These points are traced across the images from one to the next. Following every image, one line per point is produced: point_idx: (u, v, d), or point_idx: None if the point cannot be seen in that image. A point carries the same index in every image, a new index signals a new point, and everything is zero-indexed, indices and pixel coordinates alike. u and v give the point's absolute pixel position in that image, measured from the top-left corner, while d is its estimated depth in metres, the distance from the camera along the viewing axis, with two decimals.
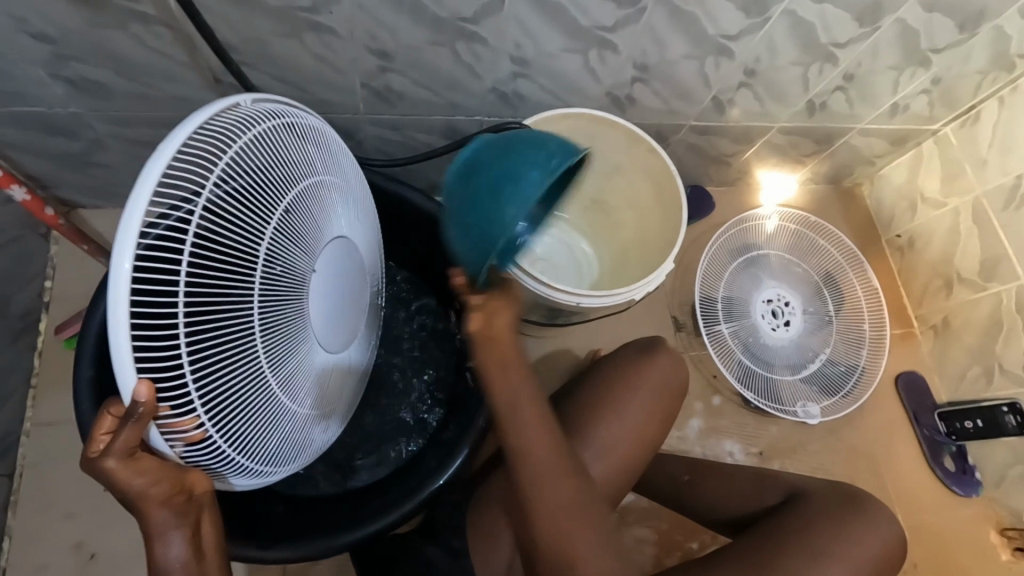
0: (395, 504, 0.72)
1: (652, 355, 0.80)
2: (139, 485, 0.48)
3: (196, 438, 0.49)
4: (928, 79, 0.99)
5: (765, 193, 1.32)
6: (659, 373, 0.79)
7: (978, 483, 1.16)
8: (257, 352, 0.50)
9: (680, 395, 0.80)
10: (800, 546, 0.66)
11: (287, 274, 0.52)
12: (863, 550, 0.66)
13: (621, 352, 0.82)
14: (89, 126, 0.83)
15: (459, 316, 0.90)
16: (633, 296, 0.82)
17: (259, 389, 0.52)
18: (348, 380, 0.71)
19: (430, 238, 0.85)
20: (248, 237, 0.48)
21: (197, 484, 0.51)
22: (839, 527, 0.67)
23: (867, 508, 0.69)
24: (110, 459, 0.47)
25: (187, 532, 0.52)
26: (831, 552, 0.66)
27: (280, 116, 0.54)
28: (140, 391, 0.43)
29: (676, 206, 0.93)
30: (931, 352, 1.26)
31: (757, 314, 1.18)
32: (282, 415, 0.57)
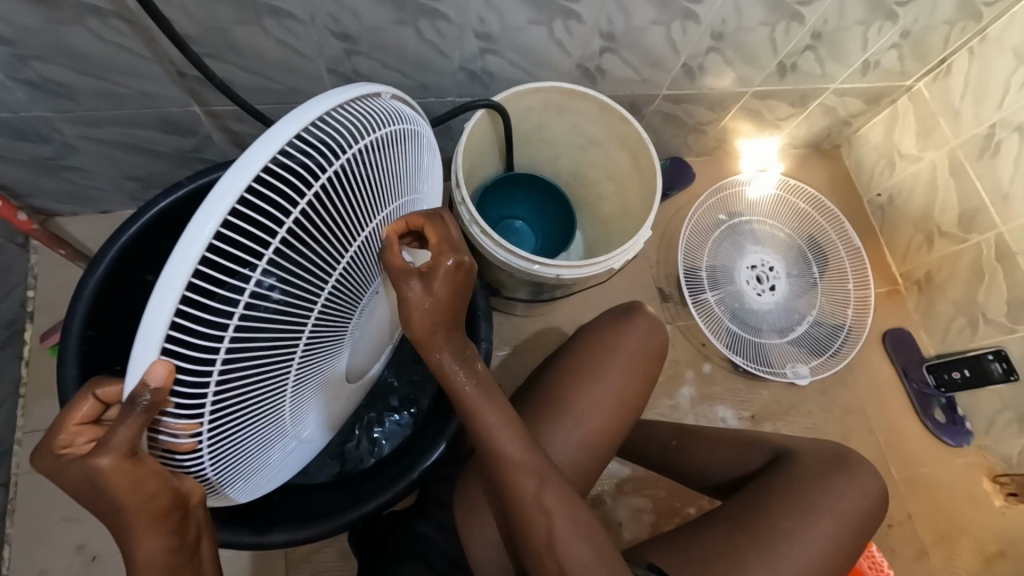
0: (391, 482, 0.72)
1: (627, 318, 0.78)
2: (136, 496, 0.40)
3: (186, 447, 0.42)
4: (897, 33, 0.99)
5: (744, 160, 1.32)
6: (637, 335, 0.77)
7: (969, 432, 1.17)
8: (284, 376, 0.47)
9: (660, 357, 0.78)
10: (789, 504, 0.67)
11: (336, 308, 0.49)
12: (851, 503, 0.68)
13: (597, 319, 0.80)
14: (55, 128, 0.82)
15: None
16: (611, 265, 0.82)
17: (268, 418, 0.49)
18: (343, 395, 0.66)
19: None
20: (323, 260, 0.44)
21: (195, 495, 0.44)
22: (824, 484, 0.68)
23: (852, 464, 0.70)
24: (103, 460, 0.38)
25: (175, 553, 0.45)
26: (819, 506, 0.67)
27: (393, 125, 0.50)
28: (157, 373, 0.35)
29: (651, 173, 0.92)
30: (917, 307, 1.27)
31: (742, 280, 1.19)
32: (276, 438, 0.53)
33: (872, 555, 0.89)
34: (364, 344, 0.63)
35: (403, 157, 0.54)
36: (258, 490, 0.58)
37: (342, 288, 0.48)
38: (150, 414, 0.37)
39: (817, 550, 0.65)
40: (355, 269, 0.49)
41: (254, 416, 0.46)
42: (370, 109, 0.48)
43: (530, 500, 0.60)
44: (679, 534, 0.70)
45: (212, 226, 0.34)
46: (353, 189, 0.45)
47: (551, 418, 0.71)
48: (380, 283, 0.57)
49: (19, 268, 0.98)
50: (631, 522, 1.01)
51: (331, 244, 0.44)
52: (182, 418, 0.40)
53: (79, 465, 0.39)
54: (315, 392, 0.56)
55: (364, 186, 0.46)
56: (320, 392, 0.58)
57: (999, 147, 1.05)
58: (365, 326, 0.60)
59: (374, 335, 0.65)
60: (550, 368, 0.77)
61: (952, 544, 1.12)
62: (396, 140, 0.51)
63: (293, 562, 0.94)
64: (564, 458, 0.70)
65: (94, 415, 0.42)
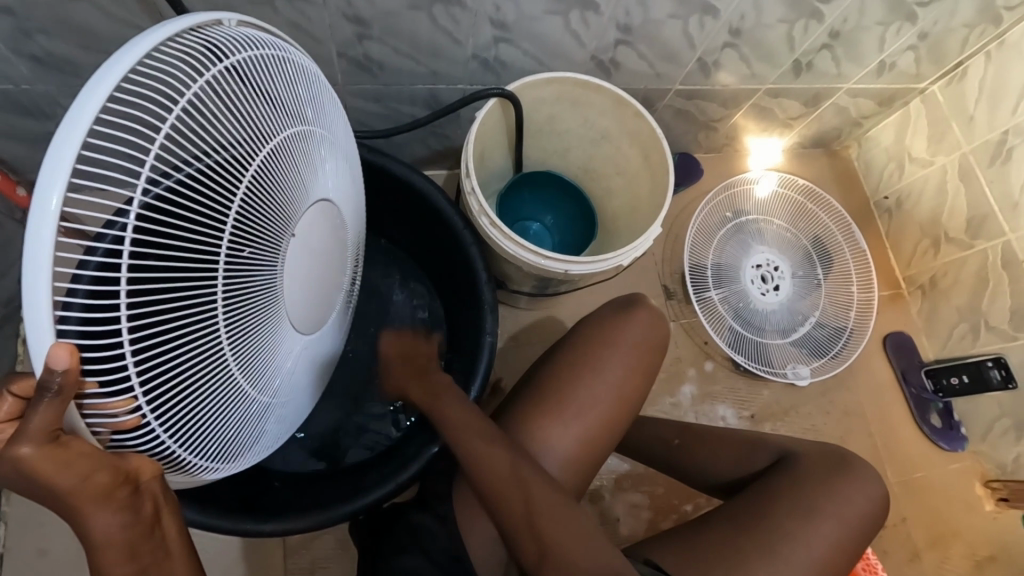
0: (391, 475, 0.72)
1: (628, 311, 0.77)
2: (72, 477, 0.39)
3: (130, 424, 0.42)
4: (915, 34, 0.98)
5: (753, 158, 1.31)
6: (635, 328, 0.76)
7: (965, 438, 1.18)
8: (230, 337, 0.45)
9: (660, 352, 0.77)
10: (792, 507, 0.67)
11: (266, 252, 0.47)
12: (853, 508, 0.68)
13: (598, 312, 0.79)
14: (57, 105, 0.81)
15: (449, 287, 0.92)
16: (620, 262, 0.81)
17: (229, 387, 0.48)
18: (315, 364, 0.65)
19: (409, 209, 0.87)
20: (219, 208, 0.42)
21: (146, 469, 0.43)
22: (826, 487, 0.69)
23: (854, 467, 0.71)
24: (24, 449, 0.37)
25: (134, 532, 0.43)
26: (821, 511, 0.67)
27: (260, 46, 0.47)
28: (59, 356, 0.35)
29: (663, 169, 0.90)
30: (920, 312, 1.27)
31: (747, 279, 1.19)
32: (248, 407, 0.52)
33: (867, 558, 0.90)
34: (324, 302, 0.61)
35: (284, 82, 0.49)
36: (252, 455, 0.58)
37: (263, 226, 0.46)
38: (65, 398, 0.37)
39: (818, 553, 0.65)
40: (268, 209, 0.46)
41: (204, 382, 0.45)
42: (211, 39, 0.43)
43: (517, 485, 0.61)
44: (680, 532, 0.70)
45: (56, 197, 0.33)
46: (223, 128, 0.42)
47: (552, 413, 0.71)
48: (316, 221, 0.55)
49: (18, 246, 0.97)
50: (628, 518, 1.02)
51: (224, 189, 0.42)
52: (111, 397, 0.40)
53: (2, 461, 0.37)
54: (280, 358, 0.54)
55: (237, 121, 0.43)
56: (289, 352, 0.56)
57: (1010, 155, 1.04)
58: (315, 283, 0.58)
59: (332, 290, 0.63)
60: (549, 360, 0.77)
61: (944, 547, 1.13)
62: (271, 64, 0.48)
63: (291, 549, 0.94)
64: (564, 452, 0.70)
65: (17, 412, 0.41)
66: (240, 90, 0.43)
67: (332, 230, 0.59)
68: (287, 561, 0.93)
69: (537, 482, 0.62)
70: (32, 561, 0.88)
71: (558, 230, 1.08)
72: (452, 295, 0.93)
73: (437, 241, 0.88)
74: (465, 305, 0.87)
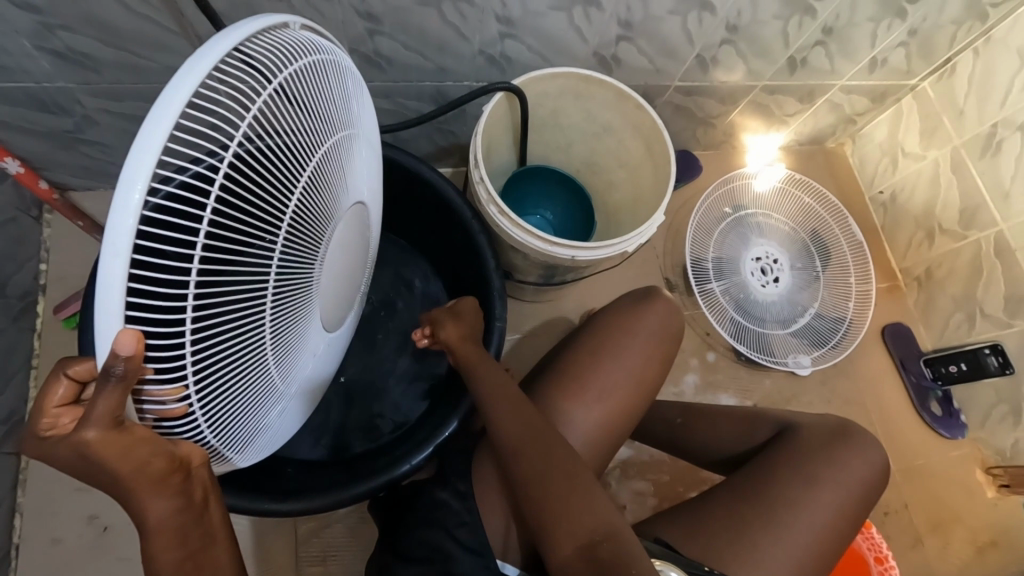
0: (406, 453, 0.73)
1: (643, 302, 0.79)
2: (129, 465, 0.39)
3: (177, 412, 0.42)
4: (905, 31, 1.01)
5: (750, 155, 1.35)
6: (654, 317, 0.78)
7: (964, 426, 1.20)
8: (263, 334, 0.47)
9: (677, 342, 0.79)
10: (793, 474, 0.69)
11: (301, 254, 0.50)
12: (852, 474, 0.70)
13: (616, 303, 0.81)
14: (76, 101, 0.83)
15: (458, 276, 0.95)
16: (625, 248, 0.83)
17: (259, 382, 0.50)
18: (324, 360, 0.68)
19: (417, 200, 0.90)
20: (270, 206, 0.44)
21: (195, 456, 0.44)
22: (827, 455, 0.71)
23: (855, 436, 0.72)
24: (91, 434, 0.37)
25: (186, 512, 0.45)
26: (822, 479, 0.69)
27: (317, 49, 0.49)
28: (125, 341, 0.35)
29: (665, 160, 0.93)
30: (916, 303, 1.30)
31: (747, 271, 1.21)
32: (268, 402, 0.54)
33: (871, 536, 0.91)
34: (335, 298, 0.64)
35: (333, 89, 0.52)
36: (271, 440, 0.60)
37: (301, 229, 0.48)
38: (127, 385, 0.37)
39: (819, 520, 0.67)
40: (311, 213, 0.49)
41: (243, 378, 0.47)
42: (281, 39, 0.45)
43: (533, 471, 0.63)
44: (686, 506, 0.71)
45: (140, 185, 0.33)
46: (285, 127, 0.44)
47: (566, 398, 0.72)
48: (338, 224, 0.57)
49: (32, 241, 0.99)
50: (634, 504, 1.03)
51: (276, 188, 0.44)
52: (165, 382, 0.41)
53: (63, 443, 0.38)
54: (297, 356, 0.57)
55: (295, 121, 0.45)
56: (305, 349, 0.59)
57: (1001, 146, 1.07)
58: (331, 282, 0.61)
59: (341, 291, 0.66)
60: (566, 348, 0.78)
61: (945, 533, 1.14)
62: (323, 68, 0.50)
63: (303, 537, 0.95)
64: (582, 437, 0.72)
65: (72, 397, 0.41)
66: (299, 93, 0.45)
67: (351, 225, 0.62)
68: (298, 549, 0.94)
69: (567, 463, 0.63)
70: (46, 549, 0.89)
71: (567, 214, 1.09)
72: (462, 285, 0.95)
73: (446, 230, 0.91)
74: (475, 294, 0.89)
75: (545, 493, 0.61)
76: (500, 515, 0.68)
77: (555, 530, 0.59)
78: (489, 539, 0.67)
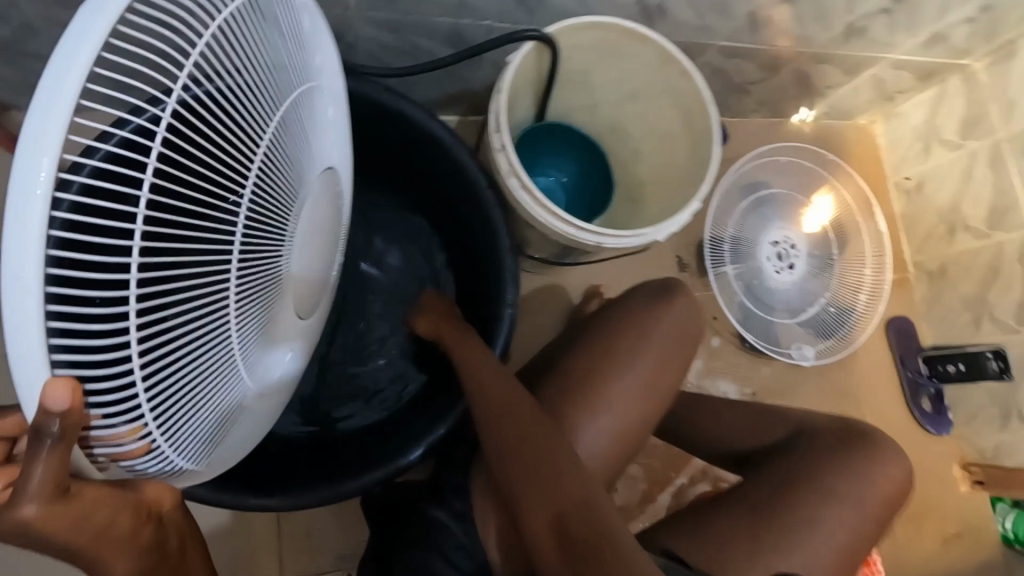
0: (402, 450, 0.68)
1: (663, 299, 0.72)
2: (87, 527, 0.34)
3: (136, 448, 0.38)
4: (977, 5, 0.91)
5: (778, 127, 1.25)
6: (677, 316, 0.72)
7: (950, 423, 1.22)
8: (228, 332, 0.43)
9: (698, 342, 0.73)
10: (811, 490, 0.66)
11: (265, 233, 0.46)
12: (870, 489, 0.67)
13: (635, 295, 0.74)
14: (9, 5, 0.67)
15: (463, 248, 0.86)
16: (655, 236, 0.74)
17: (228, 384, 0.46)
18: (304, 354, 0.64)
19: (424, 157, 0.79)
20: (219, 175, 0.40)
21: (165, 500, 0.39)
22: (846, 466, 0.67)
23: (874, 445, 0.69)
24: (30, 513, 0.31)
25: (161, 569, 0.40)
26: (837, 491, 0.66)
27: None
28: (57, 393, 0.30)
29: (705, 137, 0.83)
30: (923, 298, 1.27)
31: (764, 255, 1.15)
32: (243, 406, 0.50)
33: None
34: (309, 285, 0.60)
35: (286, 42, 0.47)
36: (251, 446, 0.55)
37: (262, 203, 0.45)
38: (70, 443, 0.32)
39: (834, 537, 0.64)
40: (271, 184, 0.46)
41: (209, 382, 0.43)
42: None
43: (528, 482, 0.57)
44: (696, 517, 0.69)
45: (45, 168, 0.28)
46: (228, 84, 0.40)
47: (581, 403, 0.67)
48: (304, 198, 0.53)
49: None
50: (623, 489, 1.02)
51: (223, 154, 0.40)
52: (115, 418, 0.37)
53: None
54: (269, 354, 0.53)
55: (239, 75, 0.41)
56: (281, 343, 0.55)
57: None
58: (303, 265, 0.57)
59: (316, 277, 0.61)
60: (580, 342, 0.72)
61: (916, 524, 1.18)
62: (275, 18, 0.45)
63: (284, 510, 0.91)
64: (595, 444, 0.67)
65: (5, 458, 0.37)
66: (241, 43, 0.41)
67: (320, 198, 0.58)
68: (279, 521, 0.90)
69: (567, 471, 0.57)
70: None
71: (591, 181, 1.00)
72: (468, 258, 0.86)
73: (455, 196, 0.81)
74: (483, 272, 0.81)
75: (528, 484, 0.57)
76: (498, 528, 0.65)
77: (541, 542, 0.53)
78: (492, 547, 0.64)
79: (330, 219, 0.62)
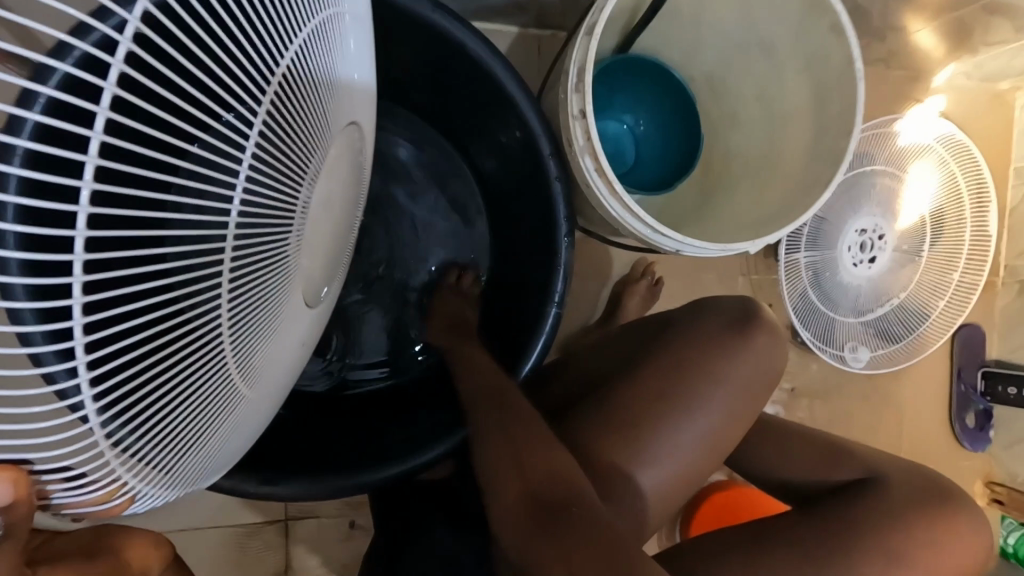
0: (421, 449, 0.61)
1: (744, 325, 0.62)
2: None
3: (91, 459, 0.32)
4: None
5: (900, 84, 1.03)
6: (759, 353, 0.61)
7: (989, 441, 1.15)
8: (212, 321, 0.35)
9: (776, 382, 0.63)
10: (879, 546, 0.60)
11: (266, 183, 0.36)
12: (941, 558, 0.60)
13: (712, 320, 0.63)
14: None
15: (510, 212, 0.73)
16: (748, 250, 0.60)
17: (217, 386, 0.38)
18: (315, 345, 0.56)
19: (481, 96, 0.63)
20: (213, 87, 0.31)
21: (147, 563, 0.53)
22: (921, 530, 0.61)
23: (956, 511, 0.63)
24: None
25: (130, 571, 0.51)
26: (903, 558, 0.60)
27: None
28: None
29: (831, 117, 0.65)
30: (1006, 308, 1.13)
31: (846, 244, 0.99)
32: (241, 410, 0.42)
33: None
34: (322, 268, 0.49)
35: None
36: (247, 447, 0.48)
37: (270, 140, 0.36)
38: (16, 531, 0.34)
39: None
40: (284, 115, 0.36)
41: (186, 376, 0.35)
42: None
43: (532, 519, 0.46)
44: (733, 548, 0.62)
45: None
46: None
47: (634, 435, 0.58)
48: (324, 146, 0.43)
49: None
50: None
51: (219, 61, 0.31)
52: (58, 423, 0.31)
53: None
54: (277, 352, 0.44)
55: None
56: (292, 336, 0.46)
57: None
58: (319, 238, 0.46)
59: (330, 254, 0.51)
60: (641, 364, 0.62)
61: None
62: None
63: None
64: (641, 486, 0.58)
65: None
66: None
67: (342, 151, 0.47)
68: None
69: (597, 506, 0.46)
70: None
71: (672, 152, 0.80)
72: (513, 225, 0.73)
73: (510, 151, 0.66)
74: (531, 250, 0.69)
75: (497, 461, 0.51)
76: None
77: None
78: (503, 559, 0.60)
79: (350, 185, 0.51)
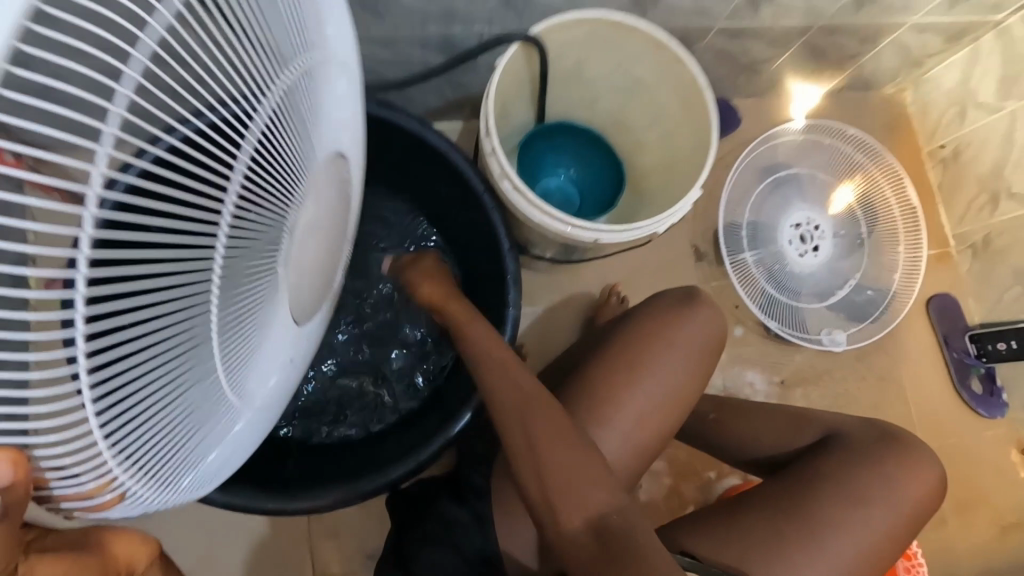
0: (416, 452, 0.69)
1: (687, 302, 0.72)
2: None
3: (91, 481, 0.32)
4: None
5: (795, 104, 1.20)
6: (700, 321, 0.71)
7: (1004, 404, 1.14)
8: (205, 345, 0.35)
9: (719, 347, 0.72)
10: (840, 495, 0.64)
11: (256, 220, 0.36)
12: (901, 493, 0.65)
13: (651, 299, 0.74)
14: None
15: (470, 250, 0.87)
16: (655, 230, 0.74)
17: (208, 409, 0.37)
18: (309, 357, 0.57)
19: (426, 165, 0.81)
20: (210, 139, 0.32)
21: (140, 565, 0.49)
22: (875, 469, 0.65)
23: (908, 448, 0.67)
24: None
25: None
26: (867, 500, 0.64)
27: None
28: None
29: (705, 124, 0.81)
30: (970, 273, 1.19)
31: (786, 240, 1.11)
32: (234, 430, 0.42)
33: None
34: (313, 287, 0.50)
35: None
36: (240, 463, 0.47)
37: (262, 177, 0.36)
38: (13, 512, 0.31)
39: (861, 542, 0.62)
40: (277, 156, 0.37)
41: (179, 403, 0.35)
42: None
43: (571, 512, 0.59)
44: (713, 514, 0.67)
45: None
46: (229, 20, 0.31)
47: (593, 407, 0.67)
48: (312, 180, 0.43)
49: None
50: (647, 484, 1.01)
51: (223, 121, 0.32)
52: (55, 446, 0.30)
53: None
54: (269, 371, 0.45)
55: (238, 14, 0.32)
56: (284, 355, 0.47)
57: None
58: (307, 264, 0.47)
59: (323, 278, 0.52)
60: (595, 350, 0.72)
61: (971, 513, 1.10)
62: None
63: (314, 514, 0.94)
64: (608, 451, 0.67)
65: None
66: None
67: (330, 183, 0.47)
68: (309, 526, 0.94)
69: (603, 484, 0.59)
70: None
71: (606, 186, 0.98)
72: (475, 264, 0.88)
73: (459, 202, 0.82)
74: (490, 277, 0.83)
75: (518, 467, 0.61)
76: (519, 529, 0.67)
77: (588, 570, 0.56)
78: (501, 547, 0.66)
79: (338, 210, 0.51)
